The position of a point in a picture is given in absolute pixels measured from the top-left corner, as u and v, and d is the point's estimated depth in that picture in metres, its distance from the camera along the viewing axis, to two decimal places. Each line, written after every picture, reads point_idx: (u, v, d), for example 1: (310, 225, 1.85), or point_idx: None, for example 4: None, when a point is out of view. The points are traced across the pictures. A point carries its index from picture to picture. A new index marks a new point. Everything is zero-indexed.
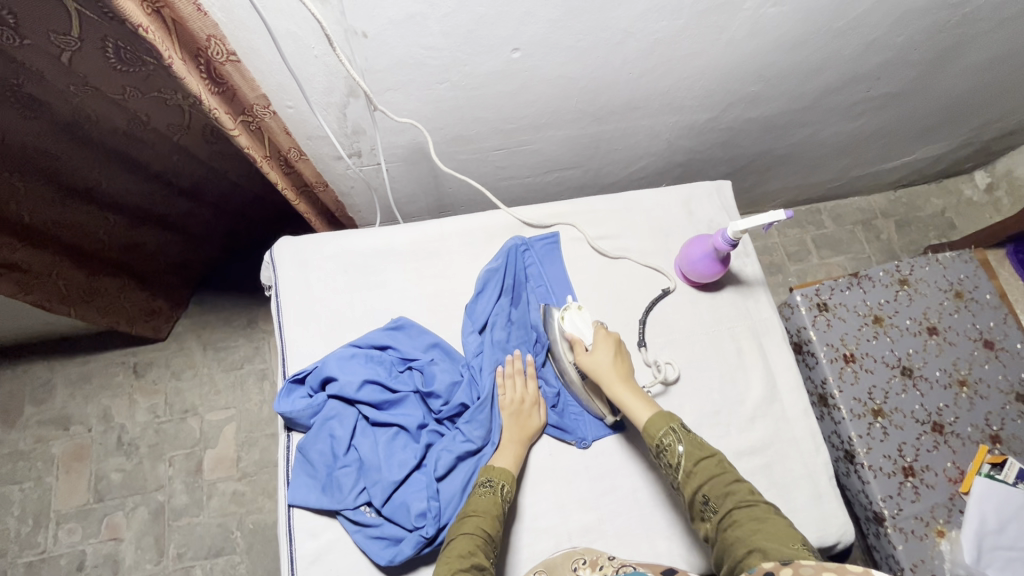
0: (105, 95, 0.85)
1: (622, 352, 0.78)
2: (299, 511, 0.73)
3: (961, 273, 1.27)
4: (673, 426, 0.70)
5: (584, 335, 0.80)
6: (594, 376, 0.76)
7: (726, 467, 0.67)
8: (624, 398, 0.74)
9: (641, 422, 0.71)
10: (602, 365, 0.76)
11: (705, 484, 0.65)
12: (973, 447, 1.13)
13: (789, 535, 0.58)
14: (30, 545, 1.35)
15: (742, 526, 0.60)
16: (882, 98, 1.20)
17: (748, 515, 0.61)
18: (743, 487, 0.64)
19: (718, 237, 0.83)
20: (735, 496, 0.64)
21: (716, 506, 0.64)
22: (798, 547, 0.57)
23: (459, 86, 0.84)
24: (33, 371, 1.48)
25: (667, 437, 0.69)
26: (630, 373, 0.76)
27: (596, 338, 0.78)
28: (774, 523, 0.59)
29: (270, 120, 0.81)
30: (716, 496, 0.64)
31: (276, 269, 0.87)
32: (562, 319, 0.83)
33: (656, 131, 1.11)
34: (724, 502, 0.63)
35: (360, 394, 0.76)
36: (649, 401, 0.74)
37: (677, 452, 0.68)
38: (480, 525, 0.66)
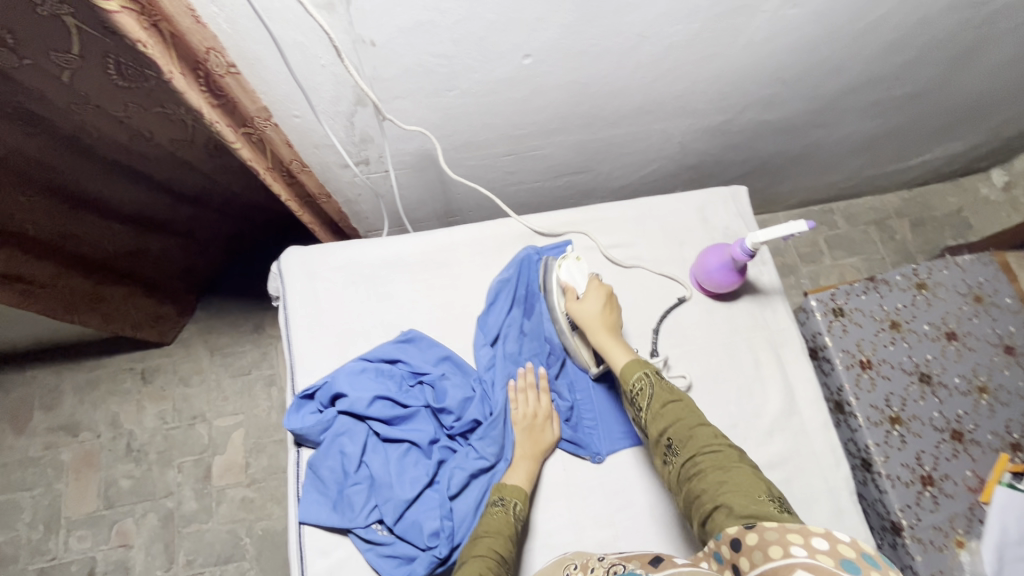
0: (107, 112, 0.85)
1: (613, 304, 0.79)
2: (309, 528, 0.72)
3: (980, 276, 1.24)
4: (647, 372, 0.72)
5: (578, 283, 0.81)
6: (581, 323, 0.78)
7: (693, 411, 0.69)
8: (606, 345, 0.75)
9: (618, 367, 0.73)
10: (588, 311, 0.77)
11: (671, 427, 0.67)
12: (993, 455, 1.11)
13: (751, 486, 0.59)
14: (41, 552, 1.35)
15: (706, 475, 0.62)
16: (900, 98, 1.17)
17: (712, 462, 0.62)
18: (707, 431, 0.66)
19: (736, 247, 0.82)
20: (699, 440, 0.65)
21: (680, 448, 0.66)
22: (761, 499, 0.58)
23: (468, 93, 0.82)
24: (42, 377, 1.48)
25: (640, 381, 0.71)
26: (617, 321, 0.78)
27: (590, 288, 0.79)
28: (736, 472, 0.61)
29: (271, 131, 0.80)
30: (681, 438, 0.66)
31: (285, 281, 0.86)
32: (560, 267, 0.83)
33: (668, 134, 1.08)
34: (687, 445, 0.65)
35: (370, 411, 0.75)
36: (628, 349, 0.76)
37: (647, 397, 0.70)
38: (491, 546, 0.64)
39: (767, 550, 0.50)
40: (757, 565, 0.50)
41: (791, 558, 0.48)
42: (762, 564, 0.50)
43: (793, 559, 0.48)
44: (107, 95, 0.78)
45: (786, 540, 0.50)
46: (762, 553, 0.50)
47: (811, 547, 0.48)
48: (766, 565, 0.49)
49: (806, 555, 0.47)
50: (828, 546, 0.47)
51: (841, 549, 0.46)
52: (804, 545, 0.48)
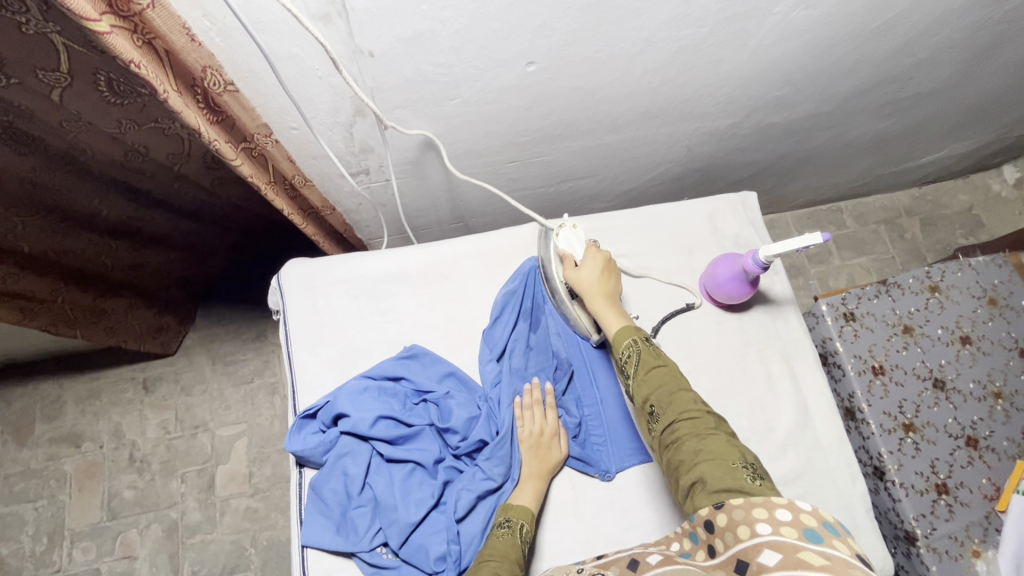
0: (100, 129, 0.83)
1: (611, 272, 0.78)
2: (313, 551, 0.71)
3: (995, 278, 1.21)
4: (636, 338, 0.70)
5: (576, 251, 0.81)
6: (578, 290, 0.77)
7: (677, 376, 0.66)
8: (602, 311, 0.74)
9: (611, 332, 0.73)
10: (587, 279, 0.76)
11: (652, 394, 0.65)
12: (1009, 462, 1.09)
13: (727, 454, 0.58)
14: (45, 564, 1.34)
15: (683, 444, 0.60)
16: (913, 98, 1.14)
17: (689, 431, 0.60)
18: (688, 396, 0.63)
19: (748, 257, 0.79)
20: (679, 406, 0.63)
21: (661, 415, 0.64)
22: (735, 467, 0.57)
23: (470, 101, 0.80)
24: (44, 388, 1.47)
25: (629, 348, 0.70)
26: (615, 288, 0.77)
27: (586, 255, 0.79)
28: (713, 441, 0.59)
29: (273, 148, 0.79)
30: (661, 405, 0.64)
31: (286, 297, 0.84)
32: (557, 235, 0.83)
33: (675, 138, 1.06)
34: (667, 413, 0.63)
35: (373, 431, 0.73)
36: (625, 316, 0.74)
37: (632, 364, 0.69)
38: (496, 570, 0.61)
39: (737, 531, 0.51)
40: (730, 546, 0.52)
41: (759, 538, 0.50)
42: (734, 544, 0.51)
43: (761, 537, 0.50)
44: (98, 112, 0.77)
45: (752, 518, 0.51)
46: (732, 534, 0.52)
47: (776, 520, 0.50)
48: (737, 546, 0.51)
49: (771, 531, 0.49)
50: (791, 518, 0.50)
51: (803, 519, 0.49)
52: (769, 520, 0.50)
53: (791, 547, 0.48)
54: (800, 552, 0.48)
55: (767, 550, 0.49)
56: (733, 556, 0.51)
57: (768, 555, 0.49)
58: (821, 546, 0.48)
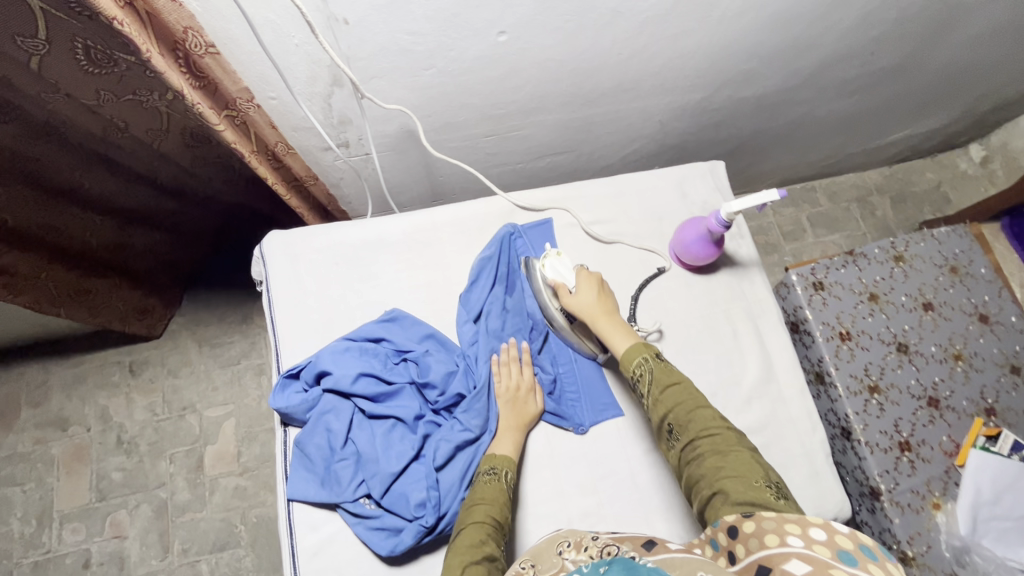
0: (77, 101, 0.84)
1: (606, 291, 0.80)
2: (299, 504, 0.74)
3: (956, 247, 1.26)
4: (647, 356, 0.72)
5: (566, 279, 0.82)
6: (580, 316, 0.78)
7: (693, 394, 0.69)
8: (608, 332, 0.76)
9: (620, 352, 0.74)
10: (585, 304, 0.78)
11: (671, 412, 0.68)
12: (968, 420, 1.14)
13: (750, 472, 0.61)
14: (35, 545, 1.35)
15: (705, 460, 0.63)
16: (876, 73, 1.18)
17: (711, 448, 0.63)
18: (709, 414, 0.66)
19: (712, 218, 0.83)
20: (700, 424, 0.66)
21: (681, 433, 0.67)
22: (758, 485, 0.59)
23: (445, 72, 0.83)
24: (29, 373, 1.47)
25: (640, 367, 0.71)
26: (615, 307, 0.79)
27: (579, 280, 0.80)
28: (735, 457, 0.62)
29: (255, 113, 0.81)
30: (681, 423, 0.67)
31: (268, 264, 0.86)
32: (543, 266, 0.84)
33: (648, 112, 1.09)
34: (688, 430, 0.66)
35: (355, 387, 0.76)
36: (630, 333, 0.76)
37: (647, 382, 0.70)
38: (488, 513, 0.66)
39: (764, 538, 0.52)
40: (754, 551, 0.52)
41: (787, 547, 0.50)
42: (758, 551, 0.52)
43: (790, 548, 0.50)
44: (77, 83, 0.78)
45: (782, 529, 0.51)
46: (759, 540, 0.52)
47: (808, 538, 0.50)
48: (761, 552, 0.51)
49: (802, 545, 0.49)
50: (825, 537, 0.49)
51: (839, 540, 0.49)
52: (801, 535, 0.50)
53: (823, 562, 0.47)
54: (831, 568, 0.47)
55: (797, 559, 0.49)
56: (756, 561, 0.51)
57: (796, 564, 0.48)
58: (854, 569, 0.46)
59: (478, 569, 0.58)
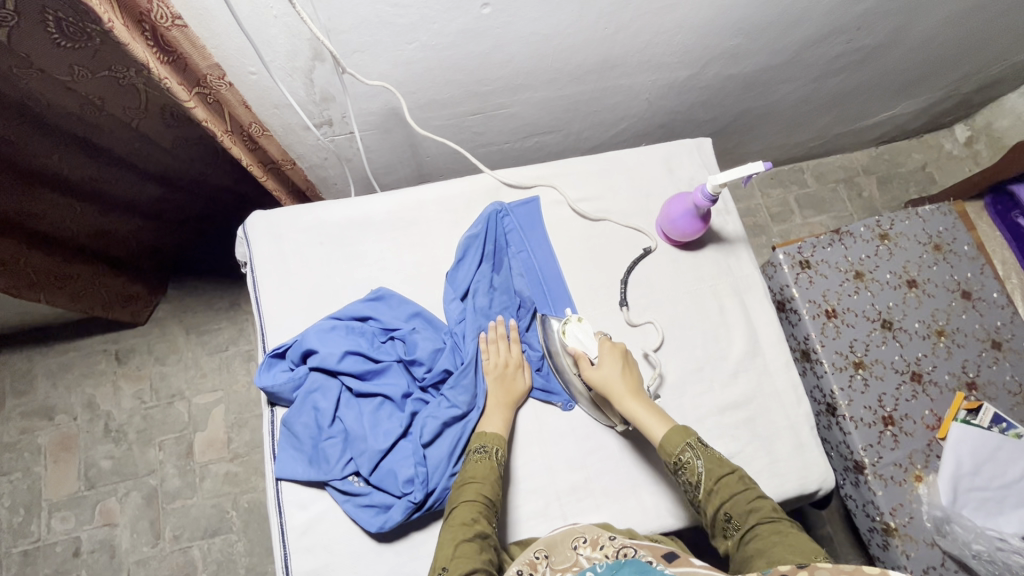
0: (52, 77, 0.81)
1: (630, 365, 0.78)
2: (288, 484, 0.74)
3: (940, 225, 1.28)
4: (690, 441, 0.70)
5: (588, 348, 0.79)
6: (605, 391, 0.76)
7: (748, 484, 0.68)
8: (638, 413, 0.73)
9: (657, 438, 0.71)
10: (611, 379, 0.75)
11: (728, 501, 0.66)
12: (950, 394, 1.16)
13: (811, 551, 0.60)
14: (24, 535, 1.34)
15: (763, 540, 0.62)
16: (862, 51, 1.18)
17: (772, 531, 0.62)
18: (765, 503, 0.66)
19: (698, 193, 0.83)
20: (758, 512, 0.65)
21: (739, 523, 0.65)
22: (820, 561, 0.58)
23: (429, 46, 0.81)
24: (13, 362, 1.45)
25: (685, 453, 0.69)
26: (640, 383, 0.76)
27: (603, 352, 0.78)
28: (796, 536, 0.61)
29: (227, 92, 0.79)
30: (739, 513, 0.65)
31: (251, 244, 0.85)
32: (563, 332, 0.81)
33: (635, 90, 1.08)
34: (747, 519, 0.65)
35: (341, 365, 0.76)
36: (661, 414, 0.74)
37: (696, 469, 0.69)
38: (480, 491, 0.67)
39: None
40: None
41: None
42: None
43: None
44: (48, 57, 0.75)
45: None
46: None
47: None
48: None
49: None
50: None
51: None
52: None
53: None
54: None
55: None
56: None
57: None
58: None
59: (470, 545, 0.61)
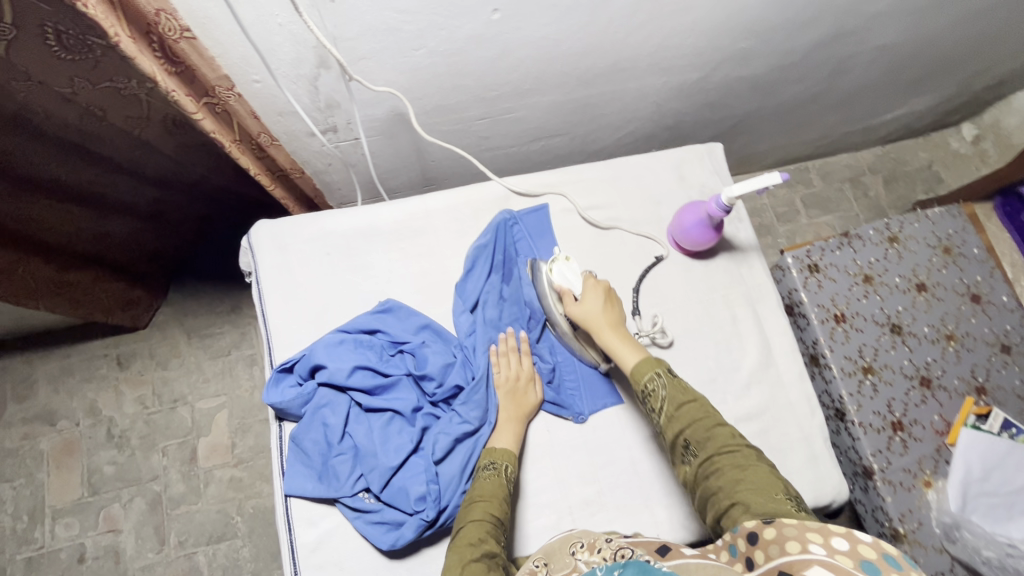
0: (51, 88, 0.80)
1: (613, 300, 0.78)
2: (296, 500, 0.73)
3: (949, 228, 1.27)
4: (659, 371, 0.70)
5: (572, 284, 0.80)
6: (584, 325, 0.77)
7: (709, 411, 0.67)
8: (614, 346, 0.74)
9: (628, 368, 0.72)
10: (591, 313, 0.76)
11: (688, 428, 0.66)
12: (960, 399, 1.15)
13: (770, 485, 0.60)
14: (28, 541, 1.34)
15: (724, 474, 0.62)
16: (874, 51, 1.16)
17: (730, 462, 0.62)
18: (725, 432, 0.65)
19: (712, 202, 0.82)
20: (717, 441, 0.64)
21: (697, 450, 0.65)
22: (778, 497, 0.59)
23: (436, 52, 0.79)
24: (13, 367, 1.44)
25: (652, 381, 0.70)
26: (621, 318, 0.77)
27: (585, 287, 0.78)
28: (755, 471, 0.61)
29: (235, 102, 0.78)
30: (698, 440, 0.65)
31: (257, 256, 0.84)
32: (550, 271, 0.82)
33: (644, 93, 1.06)
34: (705, 446, 0.65)
35: (351, 381, 0.75)
36: (638, 348, 0.74)
37: (659, 397, 0.69)
38: (487, 510, 0.65)
39: (785, 545, 0.51)
40: (774, 557, 0.51)
41: (809, 555, 0.49)
42: (779, 558, 0.51)
43: (811, 555, 0.49)
44: (49, 69, 0.73)
45: (805, 537, 0.51)
46: (778, 547, 0.52)
47: (831, 547, 0.49)
48: (782, 558, 0.51)
49: (824, 554, 0.49)
50: (847, 547, 0.48)
51: (861, 549, 0.47)
52: (823, 544, 0.50)
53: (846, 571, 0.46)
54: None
55: (817, 567, 0.48)
56: (776, 567, 0.51)
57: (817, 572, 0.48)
58: None
59: (478, 566, 0.58)
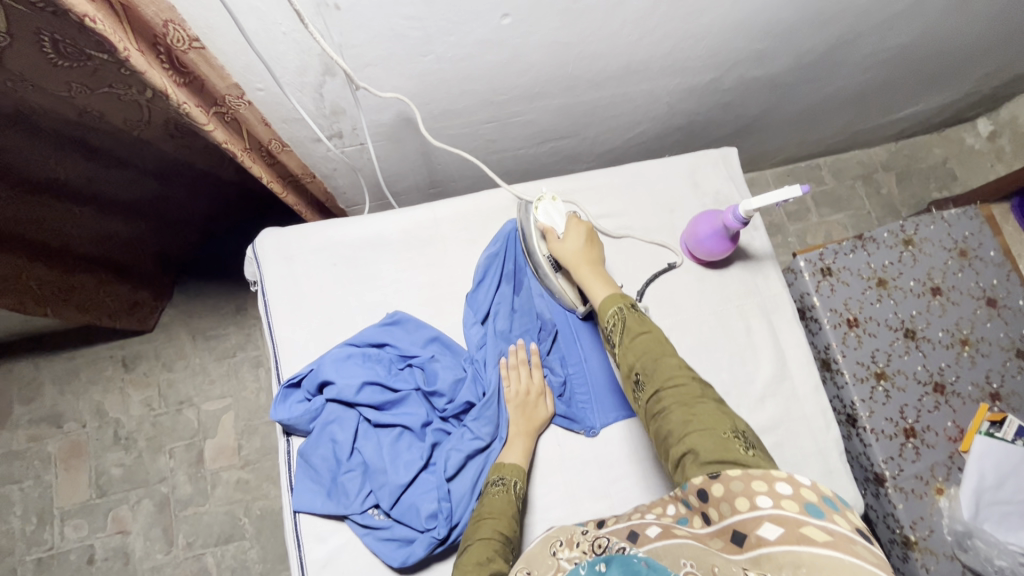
0: (48, 91, 0.78)
1: (594, 241, 0.78)
2: (305, 516, 0.72)
3: (966, 230, 1.24)
4: (623, 305, 0.69)
5: (557, 225, 0.80)
6: (562, 262, 0.77)
7: (663, 343, 0.66)
8: (587, 280, 0.73)
9: (598, 300, 0.71)
10: (569, 249, 0.76)
11: (638, 361, 0.64)
12: (973, 405, 1.14)
13: (718, 423, 0.57)
14: (37, 542, 1.34)
15: (672, 411, 0.60)
16: (893, 49, 1.13)
17: (676, 399, 0.60)
18: (678, 365, 0.63)
19: (728, 213, 0.80)
20: (666, 375, 0.63)
21: (646, 383, 0.63)
22: (726, 436, 0.56)
23: (445, 58, 0.77)
24: (18, 369, 1.44)
25: (613, 316, 0.69)
26: (600, 257, 0.76)
27: (568, 226, 0.78)
28: (703, 408, 0.59)
29: (246, 110, 0.76)
30: (648, 374, 0.64)
31: (262, 267, 0.82)
32: (537, 209, 0.82)
33: (656, 94, 1.04)
34: (654, 381, 0.63)
35: (359, 397, 0.74)
36: (610, 283, 0.73)
37: (616, 329, 0.68)
38: (496, 528, 0.64)
39: (735, 502, 0.49)
40: (726, 516, 0.50)
41: (759, 510, 0.48)
42: (731, 515, 0.49)
43: (761, 510, 0.48)
44: (45, 75, 0.71)
45: (752, 490, 0.49)
46: (729, 505, 0.50)
47: (776, 494, 0.48)
48: (734, 516, 0.49)
49: (772, 504, 0.48)
50: (791, 491, 0.48)
51: (804, 493, 0.47)
52: (769, 493, 0.48)
53: (794, 521, 0.46)
54: (802, 526, 0.45)
55: (768, 523, 0.47)
56: (730, 526, 0.49)
57: (769, 528, 0.46)
58: (822, 522, 0.45)
59: None
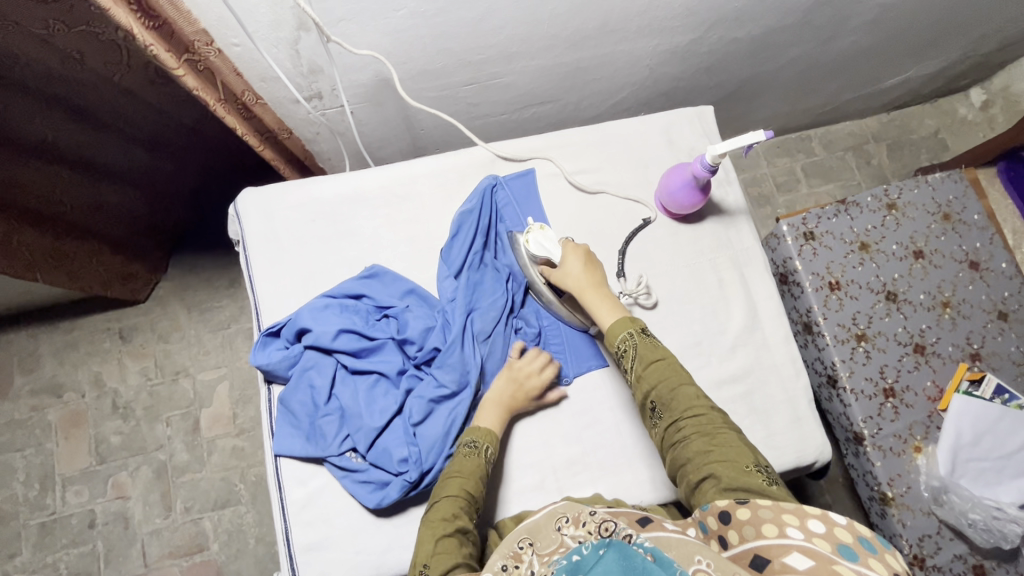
0: (29, 30, 0.79)
1: (593, 262, 0.79)
2: (286, 460, 0.75)
3: (950, 193, 1.24)
4: (631, 331, 0.72)
5: (552, 253, 0.81)
6: (567, 288, 0.78)
7: (676, 368, 0.70)
8: (593, 304, 0.75)
9: (605, 326, 0.74)
10: (573, 275, 0.77)
11: (655, 389, 0.69)
12: (953, 365, 1.15)
13: (740, 456, 0.62)
14: (40, 507, 1.38)
15: (692, 443, 0.64)
16: (875, 10, 1.13)
17: (697, 429, 0.65)
18: (694, 394, 0.67)
19: (697, 163, 0.81)
20: (683, 403, 0.67)
21: (664, 411, 0.68)
22: (748, 469, 0.61)
23: (418, 13, 0.78)
24: (19, 341, 1.47)
25: (624, 342, 0.71)
26: (603, 279, 0.78)
27: (565, 251, 0.79)
28: (724, 440, 0.63)
29: (216, 58, 0.77)
30: (665, 402, 0.68)
31: (243, 223, 0.85)
32: (527, 242, 0.82)
33: (636, 57, 1.04)
34: (672, 410, 0.67)
35: (336, 343, 0.76)
36: (615, 305, 0.75)
37: (631, 356, 0.71)
38: (463, 486, 0.66)
39: (761, 528, 0.54)
40: (749, 539, 0.54)
41: (786, 539, 0.52)
42: (753, 539, 0.54)
43: (788, 540, 0.52)
44: (20, 10, 0.75)
45: (780, 519, 0.53)
46: (754, 529, 0.54)
47: (807, 529, 0.52)
48: (758, 542, 0.53)
49: (802, 538, 0.51)
50: (824, 530, 0.51)
51: (838, 533, 0.51)
52: (800, 526, 0.52)
53: (825, 557, 0.49)
54: (833, 564, 0.49)
55: (797, 553, 0.51)
56: (751, 550, 0.53)
57: (797, 558, 0.50)
58: (856, 563, 0.48)
59: (450, 541, 0.61)
